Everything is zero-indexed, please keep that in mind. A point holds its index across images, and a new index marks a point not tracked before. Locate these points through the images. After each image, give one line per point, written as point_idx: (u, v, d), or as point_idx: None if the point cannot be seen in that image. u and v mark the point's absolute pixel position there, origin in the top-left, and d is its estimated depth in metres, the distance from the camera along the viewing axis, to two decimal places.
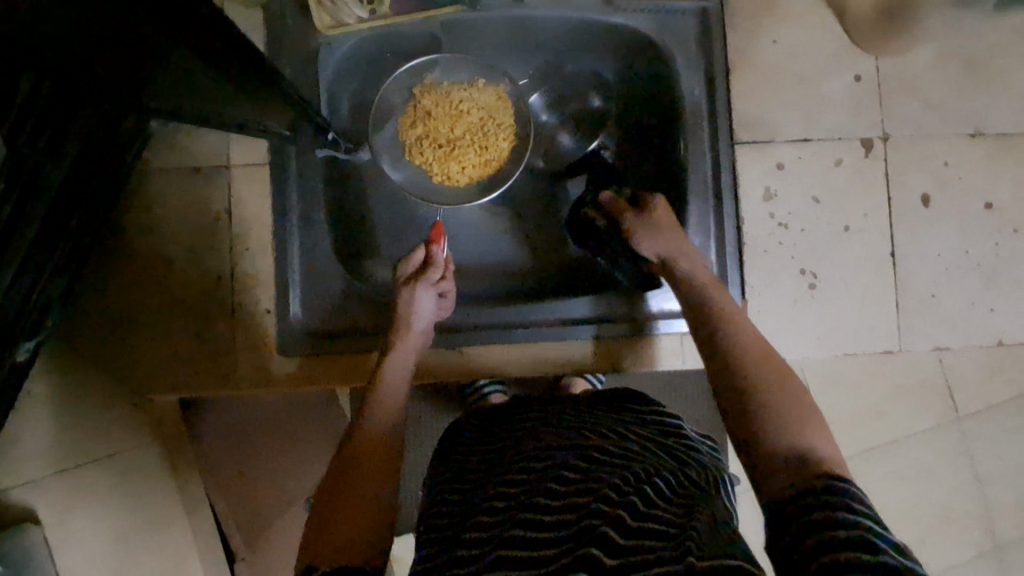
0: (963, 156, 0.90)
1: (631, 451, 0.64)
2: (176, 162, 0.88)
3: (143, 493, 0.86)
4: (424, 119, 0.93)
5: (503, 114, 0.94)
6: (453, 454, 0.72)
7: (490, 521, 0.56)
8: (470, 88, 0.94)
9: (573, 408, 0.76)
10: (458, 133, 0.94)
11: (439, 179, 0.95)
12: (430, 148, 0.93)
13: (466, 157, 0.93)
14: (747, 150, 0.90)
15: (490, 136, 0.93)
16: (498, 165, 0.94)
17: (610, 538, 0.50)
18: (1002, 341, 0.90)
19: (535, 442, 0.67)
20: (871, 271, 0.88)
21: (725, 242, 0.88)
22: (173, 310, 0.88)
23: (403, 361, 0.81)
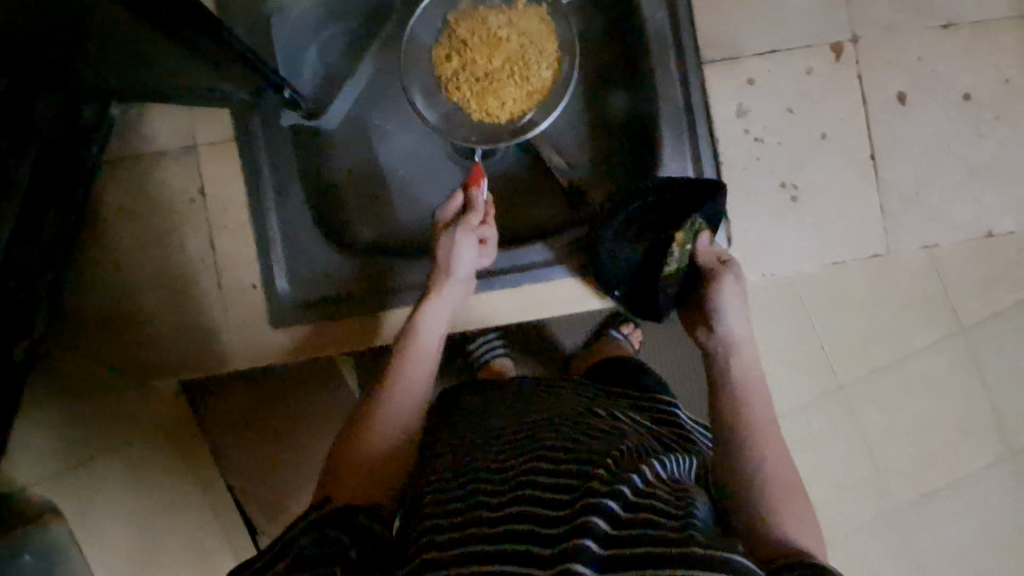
0: (936, 48, 0.88)
1: (623, 439, 0.62)
2: (143, 150, 0.88)
3: (152, 479, 0.88)
4: (461, 51, 0.93)
5: (546, 41, 0.92)
6: (438, 441, 0.70)
7: (492, 488, 0.54)
8: (508, 15, 0.93)
9: (565, 399, 0.75)
10: (498, 66, 0.92)
11: (479, 115, 0.92)
12: (467, 83, 0.92)
13: (506, 89, 0.91)
14: (716, 67, 0.88)
15: (531, 65, 0.91)
16: (540, 96, 0.91)
17: (613, 511, 0.47)
18: (991, 232, 0.89)
19: (536, 424, 0.65)
20: (853, 175, 0.88)
21: (703, 164, 0.87)
22: (160, 293, 0.88)
23: (441, 315, 0.78)
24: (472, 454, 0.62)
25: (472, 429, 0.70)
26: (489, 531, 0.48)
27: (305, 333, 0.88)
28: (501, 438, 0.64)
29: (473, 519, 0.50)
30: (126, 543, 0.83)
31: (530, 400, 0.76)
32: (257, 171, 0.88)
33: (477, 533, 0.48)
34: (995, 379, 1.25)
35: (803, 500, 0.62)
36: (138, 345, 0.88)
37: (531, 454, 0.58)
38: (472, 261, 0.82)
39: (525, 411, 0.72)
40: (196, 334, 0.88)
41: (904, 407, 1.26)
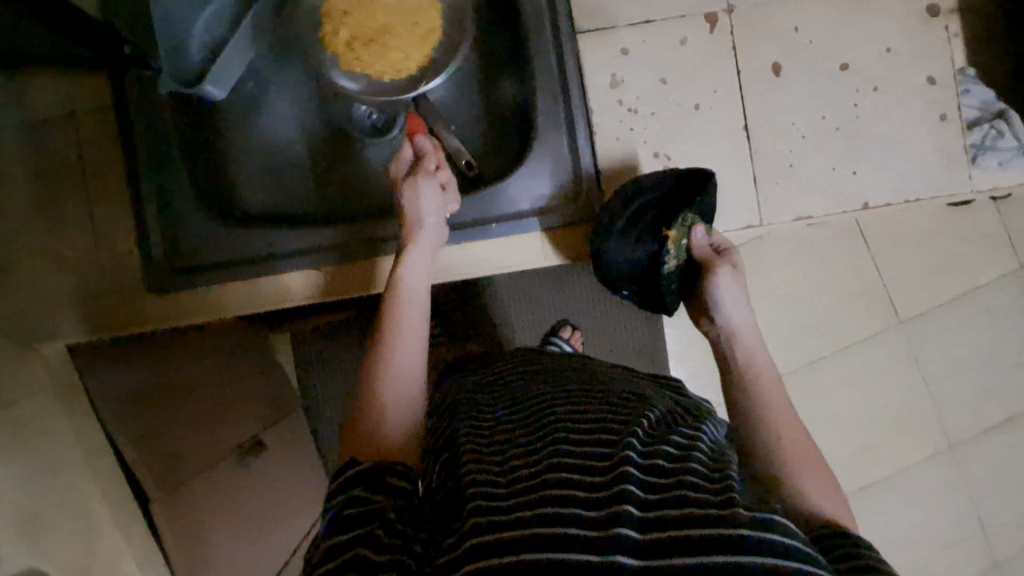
0: (813, 18, 0.88)
1: (636, 418, 0.65)
2: (21, 118, 0.89)
3: (43, 435, 0.88)
4: (342, 20, 0.92)
5: None
6: (465, 423, 0.72)
7: (517, 469, 0.57)
8: None
9: (580, 385, 0.78)
10: (386, 18, 0.92)
11: (388, 75, 0.93)
12: (366, 47, 0.91)
13: (405, 39, 0.92)
14: (590, 37, 0.88)
15: (416, 6, 0.92)
16: (438, 34, 0.93)
17: (639, 492, 0.50)
18: (868, 205, 0.88)
19: (557, 406, 0.68)
20: (727, 145, 0.87)
21: (577, 134, 0.88)
22: (37, 256, 0.89)
23: (419, 262, 0.82)
24: (502, 437, 0.65)
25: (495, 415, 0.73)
26: (527, 508, 0.51)
27: (181, 298, 0.91)
28: (518, 421, 0.68)
29: (510, 500, 0.53)
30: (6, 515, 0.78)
31: (544, 386, 0.79)
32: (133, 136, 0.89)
33: (519, 514, 0.50)
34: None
35: (829, 475, 0.68)
36: (19, 307, 0.88)
37: (546, 436, 0.61)
38: (439, 208, 0.85)
39: (545, 394, 0.75)
40: (78, 298, 0.90)
41: None
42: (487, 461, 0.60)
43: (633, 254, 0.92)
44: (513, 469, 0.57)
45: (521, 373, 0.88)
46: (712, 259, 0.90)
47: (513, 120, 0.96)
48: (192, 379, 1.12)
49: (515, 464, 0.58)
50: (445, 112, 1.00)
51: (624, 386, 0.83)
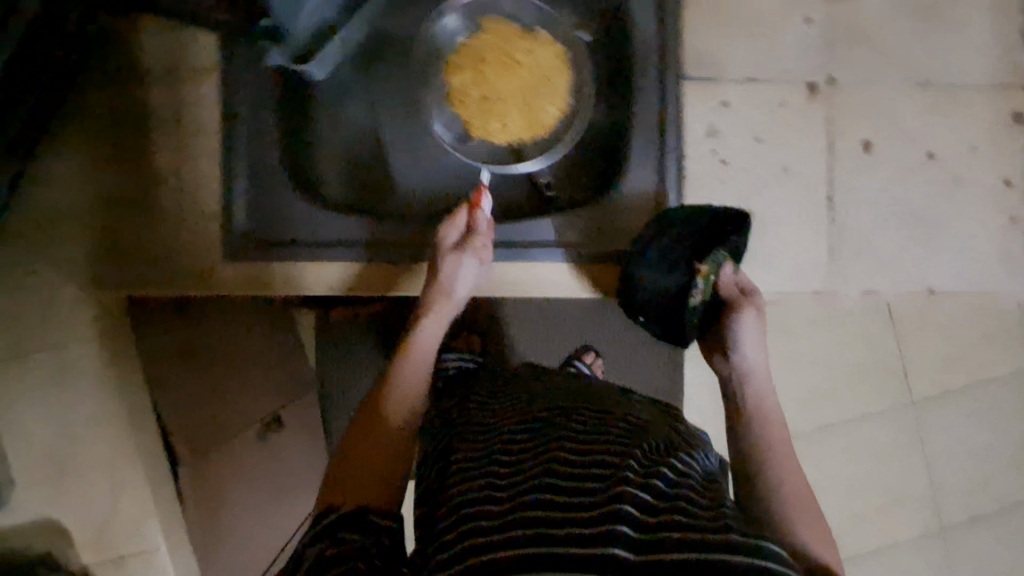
0: (909, 104, 0.91)
1: (638, 435, 0.64)
2: (127, 66, 0.90)
3: (81, 384, 0.90)
4: (476, 64, 0.96)
5: (559, 78, 0.96)
6: (467, 424, 0.72)
7: (511, 483, 0.56)
8: (531, 41, 0.96)
9: (587, 398, 0.76)
10: (509, 90, 0.96)
11: (477, 132, 0.96)
12: (474, 99, 0.95)
13: (511, 115, 0.95)
14: (694, 85, 0.91)
15: (541, 99, 0.95)
16: (543, 132, 0.96)
17: (635, 515, 0.49)
18: (933, 290, 0.92)
19: (559, 415, 0.67)
20: (807, 212, 0.90)
21: (666, 177, 0.89)
22: (116, 209, 0.89)
23: (436, 331, 0.81)
24: (499, 442, 0.64)
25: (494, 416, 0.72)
26: (519, 520, 0.51)
27: (251, 270, 0.90)
28: (520, 424, 0.67)
29: (503, 514, 0.52)
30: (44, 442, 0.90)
31: (550, 391, 0.78)
32: (235, 108, 0.89)
33: (507, 529, 0.50)
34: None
35: (822, 522, 0.63)
36: (93, 255, 0.89)
37: (544, 448, 0.60)
38: (471, 281, 0.84)
39: (547, 400, 0.74)
40: (149, 254, 0.90)
41: None
42: (481, 472, 0.59)
43: (666, 279, 0.87)
44: (510, 482, 0.56)
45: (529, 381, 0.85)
46: (735, 300, 0.84)
47: (602, 149, 0.97)
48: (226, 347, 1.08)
49: (505, 479, 0.57)
50: None
51: (641, 404, 0.81)
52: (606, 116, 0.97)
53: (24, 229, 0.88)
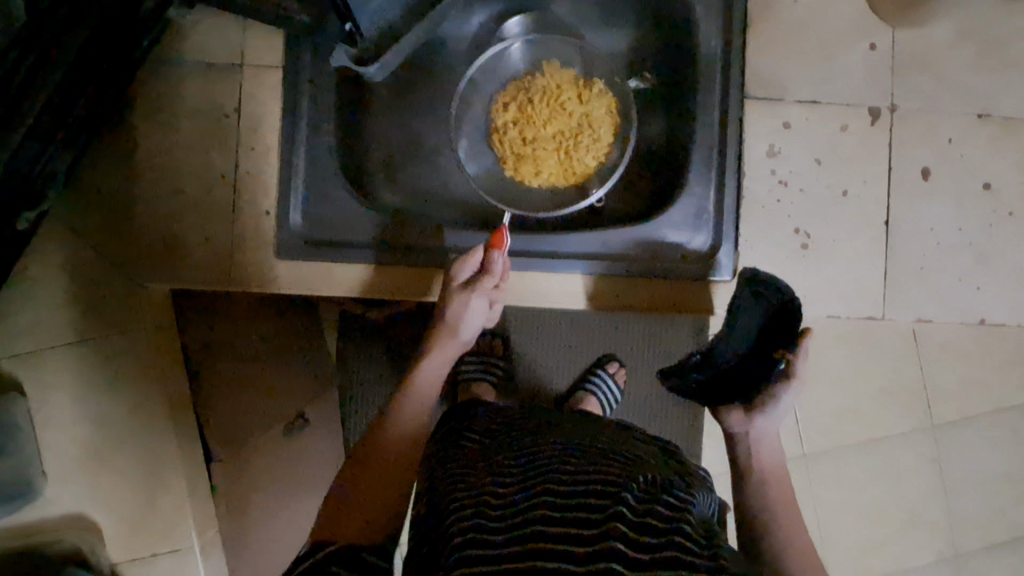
0: (968, 134, 0.92)
1: (635, 468, 0.64)
2: (188, 58, 0.89)
3: (121, 380, 0.88)
4: (522, 106, 0.94)
5: (606, 131, 0.93)
6: (464, 444, 0.73)
7: (501, 508, 0.56)
8: (583, 89, 0.94)
9: (583, 431, 0.76)
10: (549, 135, 0.93)
11: (511, 174, 0.95)
12: (511, 142, 0.94)
13: (546, 161, 0.92)
14: (756, 105, 0.91)
15: (580, 148, 0.92)
16: (576, 181, 0.94)
17: (627, 552, 0.49)
18: (983, 321, 0.92)
19: (557, 444, 0.67)
20: (864, 237, 0.90)
21: (725, 196, 0.89)
22: (173, 201, 0.88)
23: (438, 369, 0.82)
24: (496, 465, 0.65)
25: (492, 439, 0.73)
26: (515, 543, 0.51)
27: (306, 270, 0.89)
28: (521, 448, 0.68)
29: (497, 539, 0.52)
30: (84, 435, 0.87)
31: (547, 423, 0.78)
32: (296, 104, 0.88)
33: (498, 555, 0.50)
34: (956, 484, 1.24)
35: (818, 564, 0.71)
36: (147, 249, 0.88)
37: (534, 478, 0.59)
38: (478, 323, 0.84)
39: (546, 429, 0.74)
40: (202, 250, 0.88)
41: (866, 495, 1.24)
42: (468, 499, 0.59)
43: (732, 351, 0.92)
44: (506, 502, 0.57)
45: (531, 414, 0.84)
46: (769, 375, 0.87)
47: (660, 161, 0.96)
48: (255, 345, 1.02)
49: (494, 504, 0.57)
50: None
51: (629, 435, 0.82)
52: (663, 132, 0.96)
53: (74, 217, 0.86)
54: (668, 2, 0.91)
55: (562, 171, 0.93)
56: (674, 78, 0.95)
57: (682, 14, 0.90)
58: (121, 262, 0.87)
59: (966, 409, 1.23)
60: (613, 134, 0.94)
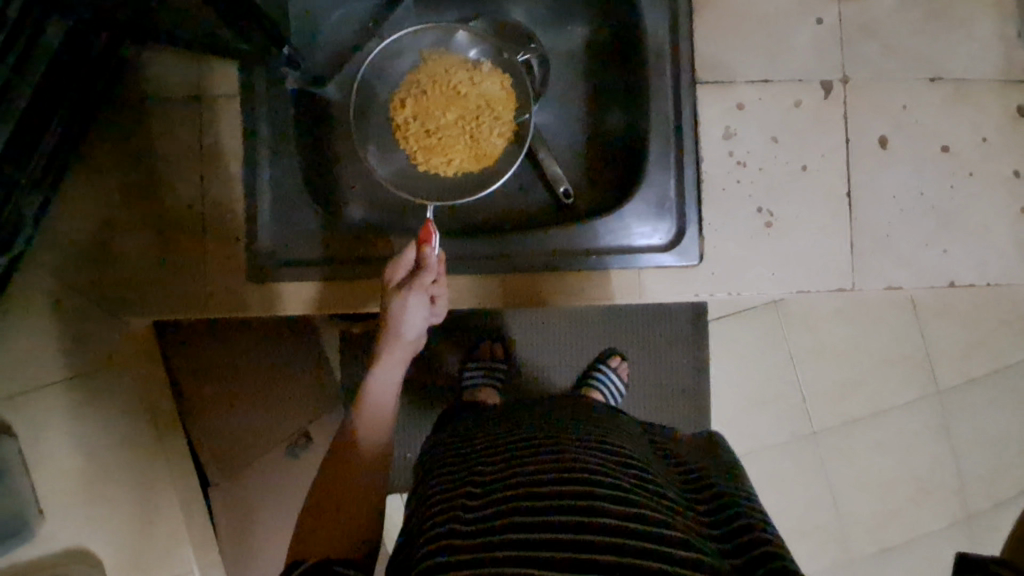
0: (921, 99, 0.93)
1: (609, 450, 0.66)
2: (148, 93, 0.91)
3: (105, 413, 0.89)
4: (418, 98, 0.95)
5: (504, 108, 0.95)
6: (448, 448, 0.75)
7: (475, 508, 0.58)
8: (474, 71, 0.96)
9: (564, 420, 0.78)
10: (451, 122, 0.95)
11: (422, 167, 0.96)
12: (416, 135, 0.95)
13: (454, 148, 0.95)
14: (709, 88, 0.92)
15: (485, 129, 0.94)
16: (488, 162, 0.96)
17: (590, 540, 0.51)
18: (953, 283, 0.92)
19: (533, 434, 0.69)
20: (828, 211, 0.91)
21: (684, 180, 0.90)
22: (142, 234, 0.90)
23: (392, 374, 0.82)
24: (474, 464, 0.67)
25: (474, 438, 0.75)
26: (485, 539, 0.54)
27: (281, 289, 0.91)
28: (499, 444, 0.70)
29: (469, 537, 0.55)
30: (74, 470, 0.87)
31: (531, 417, 0.80)
32: (254, 127, 0.90)
33: (470, 551, 0.53)
34: (966, 450, 1.19)
35: None
36: (119, 283, 0.90)
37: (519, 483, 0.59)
38: (421, 320, 0.83)
39: (526, 423, 0.76)
40: (174, 278, 0.90)
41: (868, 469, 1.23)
42: (446, 500, 0.62)
43: None
44: (481, 501, 0.59)
45: (519, 412, 0.84)
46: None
47: (619, 153, 0.97)
48: (242, 366, 1.06)
49: (469, 505, 0.59)
50: (552, 140, 1.01)
51: (615, 419, 0.84)
52: (621, 125, 0.97)
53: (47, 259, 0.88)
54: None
55: (472, 154, 0.95)
56: (625, 69, 0.96)
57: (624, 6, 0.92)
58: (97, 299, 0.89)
59: (968, 369, 1.18)
60: (514, 114, 0.96)
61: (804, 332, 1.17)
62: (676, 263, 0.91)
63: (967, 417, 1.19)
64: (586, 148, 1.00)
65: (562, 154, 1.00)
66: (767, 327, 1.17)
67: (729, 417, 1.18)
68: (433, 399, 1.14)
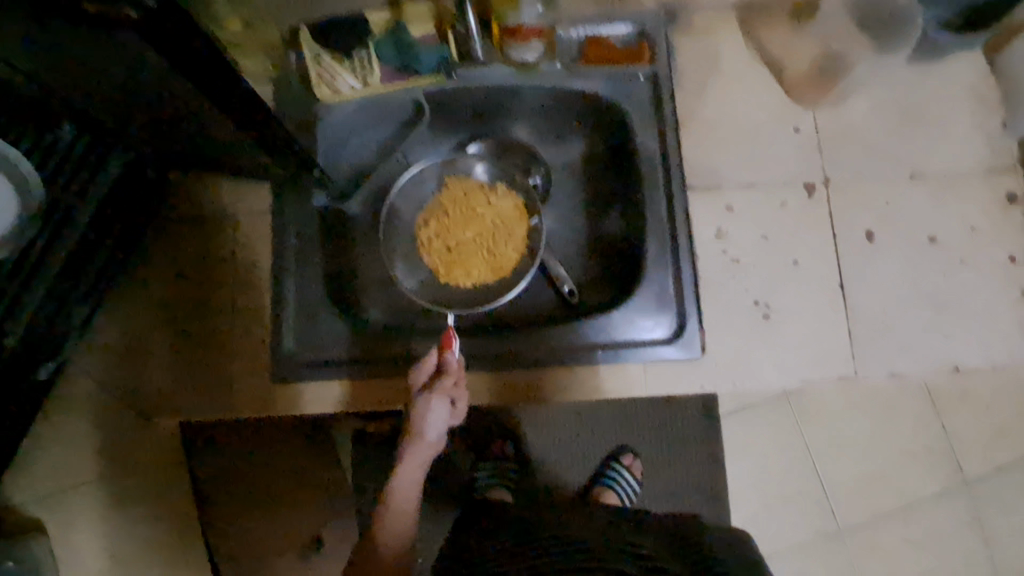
0: (904, 195, 0.99)
1: (619, 546, 0.69)
2: (189, 213, 1.02)
3: (131, 513, 0.91)
4: (440, 219, 1.06)
5: (518, 224, 1.04)
6: (464, 549, 0.78)
7: None
8: (491, 194, 1.07)
9: (577, 521, 0.81)
10: (470, 239, 1.05)
11: (444, 281, 1.04)
12: (438, 252, 1.05)
13: (473, 262, 1.03)
14: (699, 194, 1.00)
15: (500, 245, 1.03)
16: (504, 274, 1.03)
17: None
18: (958, 368, 0.94)
19: (547, 536, 0.72)
20: (823, 301, 0.95)
21: (682, 279, 0.95)
22: (175, 342, 0.97)
23: (414, 476, 0.86)
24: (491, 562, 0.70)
25: (490, 539, 0.78)
26: None
27: (303, 391, 0.96)
28: (515, 544, 0.72)
29: None
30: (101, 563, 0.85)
31: (546, 519, 0.82)
32: (283, 242, 0.98)
33: None
34: (1003, 544, 1.15)
35: None
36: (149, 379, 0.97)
37: None
38: (443, 423, 0.86)
39: (540, 524, 0.80)
40: (202, 376, 0.97)
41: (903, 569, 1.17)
42: None
43: None
44: None
45: (536, 517, 0.84)
46: None
47: (620, 258, 1.03)
48: (262, 465, 1.10)
49: None
50: (557, 246, 1.08)
51: (626, 515, 0.86)
52: (619, 229, 1.04)
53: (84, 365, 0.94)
54: (605, 110, 1.02)
55: (490, 265, 1.03)
56: (620, 178, 1.04)
57: (618, 122, 1.01)
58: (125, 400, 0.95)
59: (996, 457, 1.15)
60: (527, 228, 1.04)
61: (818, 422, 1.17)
62: (679, 356, 0.94)
63: (1001, 508, 1.15)
64: (590, 253, 1.07)
65: (565, 258, 1.07)
66: (779, 418, 1.17)
67: (748, 513, 1.16)
68: (449, 499, 1.15)
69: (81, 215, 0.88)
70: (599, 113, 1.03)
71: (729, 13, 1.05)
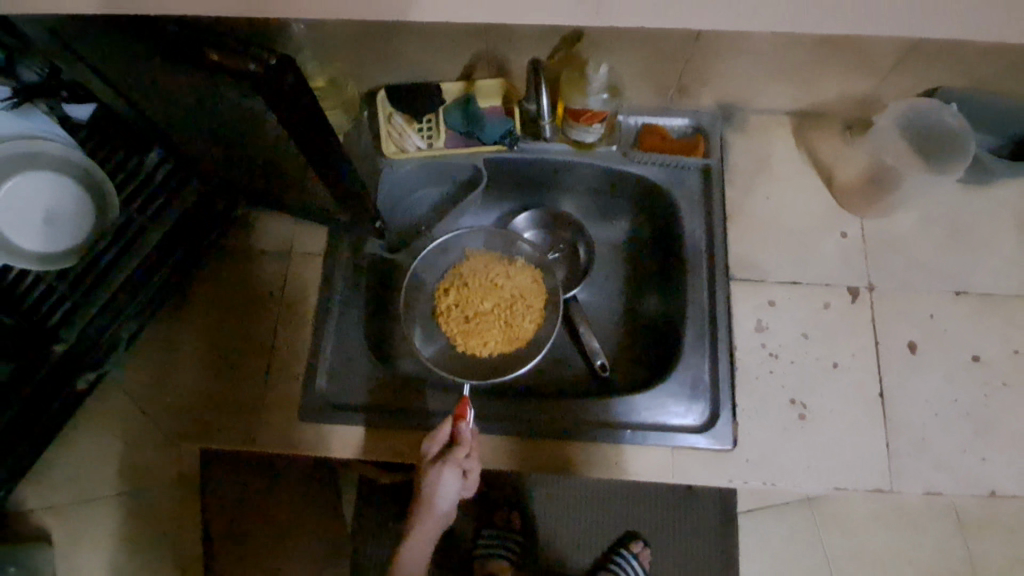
0: (947, 310, 0.99)
1: None
2: (247, 246, 1.05)
3: (139, 530, 0.92)
4: (460, 288, 1.07)
5: (536, 297, 1.06)
6: None
7: None
8: (510, 266, 1.09)
9: None
10: (488, 310, 1.06)
11: (462, 350, 1.04)
12: (456, 320, 1.05)
13: (490, 332, 1.04)
14: (743, 285, 1.01)
15: (517, 317, 1.04)
16: (520, 345, 1.04)
17: None
18: (995, 493, 0.90)
19: None
20: (860, 409, 0.94)
21: (718, 368, 0.95)
22: (204, 369, 0.98)
23: (424, 541, 0.90)
24: None
25: None
26: None
27: (325, 432, 0.93)
28: None
29: None
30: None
31: None
32: (330, 282, 1.01)
33: None
34: None
35: None
36: (171, 400, 0.95)
37: None
38: (454, 492, 0.87)
39: None
40: (223, 406, 0.95)
41: None
42: None
43: None
44: None
45: None
46: None
47: (652, 342, 1.04)
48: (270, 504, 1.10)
49: None
50: (596, 321, 1.09)
51: None
52: (657, 312, 1.05)
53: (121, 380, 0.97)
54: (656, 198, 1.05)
55: (512, 334, 1.04)
56: (664, 262, 1.06)
57: (674, 208, 1.03)
58: (148, 419, 0.94)
59: None
60: (545, 301, 1.06)
61: (841, 535, 1.11)
62: (711, 447, 0.92)
63: None
64: (625, 329, 1.08)
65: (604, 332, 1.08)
66: (800, 526, 1.13)
67: None
68: (448, 565, 1.11)
69: (150, 236, 0.95)
70: (652, 197, 1.06)
71: (783, 118, 1.10)
